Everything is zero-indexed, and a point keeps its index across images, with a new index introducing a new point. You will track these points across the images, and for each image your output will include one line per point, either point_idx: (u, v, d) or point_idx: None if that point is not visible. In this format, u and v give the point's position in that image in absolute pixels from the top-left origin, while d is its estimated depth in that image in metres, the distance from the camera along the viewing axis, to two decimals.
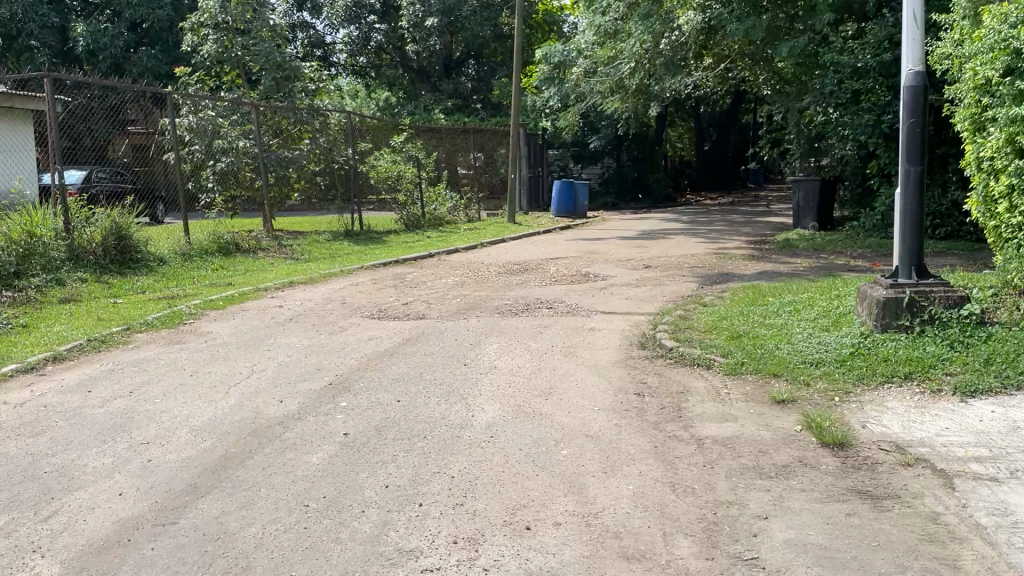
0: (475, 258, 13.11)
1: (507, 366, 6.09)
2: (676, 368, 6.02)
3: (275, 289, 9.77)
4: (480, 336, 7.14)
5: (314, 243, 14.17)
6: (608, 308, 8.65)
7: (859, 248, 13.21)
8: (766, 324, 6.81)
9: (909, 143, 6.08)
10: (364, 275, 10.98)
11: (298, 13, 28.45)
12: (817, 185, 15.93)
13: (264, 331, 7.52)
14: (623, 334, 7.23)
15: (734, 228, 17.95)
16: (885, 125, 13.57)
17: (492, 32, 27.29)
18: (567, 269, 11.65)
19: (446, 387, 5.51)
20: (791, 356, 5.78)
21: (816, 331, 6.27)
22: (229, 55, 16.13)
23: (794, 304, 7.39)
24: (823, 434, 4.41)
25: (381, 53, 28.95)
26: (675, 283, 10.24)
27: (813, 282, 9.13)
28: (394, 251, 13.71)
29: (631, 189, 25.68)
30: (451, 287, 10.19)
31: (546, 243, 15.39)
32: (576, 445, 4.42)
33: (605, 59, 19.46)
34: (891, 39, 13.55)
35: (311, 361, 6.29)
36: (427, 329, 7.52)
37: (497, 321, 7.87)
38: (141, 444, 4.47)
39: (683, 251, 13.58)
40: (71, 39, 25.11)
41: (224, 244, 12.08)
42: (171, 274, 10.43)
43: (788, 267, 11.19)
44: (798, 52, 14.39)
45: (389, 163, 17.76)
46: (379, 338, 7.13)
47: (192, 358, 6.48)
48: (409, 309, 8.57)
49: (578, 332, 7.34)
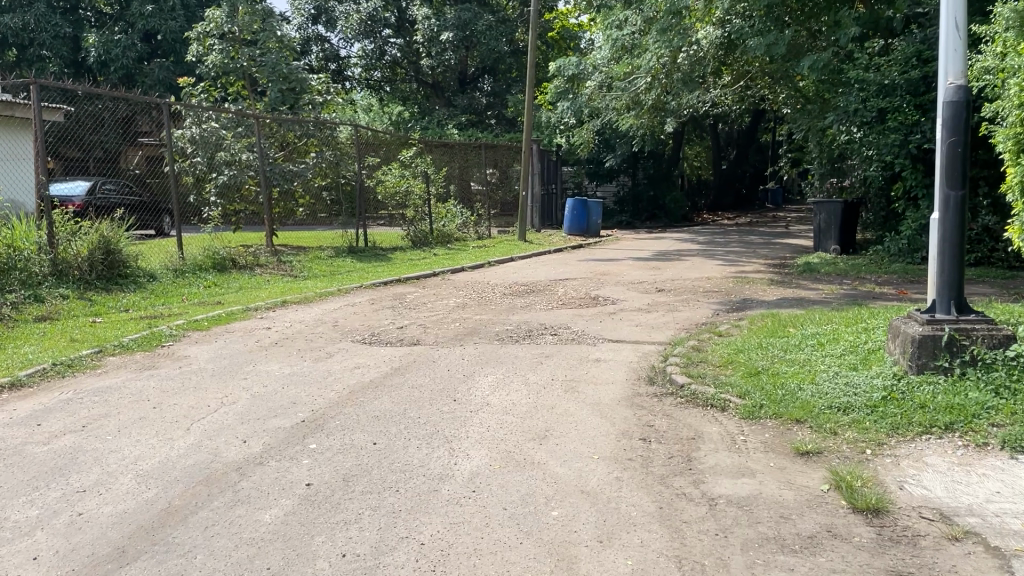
0: (481, 278, 12.60)
1: (500, 402, 5.55)
2: (687, 409, 5.44)
3: (266, 308, 9.27)
4: (475, 367, 6.59)
5: (315, 260, 13.69)
6: (616, 336, 8.09)
7: (884, 274, 12.58)
8: (786, 359, 6.23)
9: (949, 164, 5.51)
10: (362, 295, 10.48)
11: (313, 26, 28.04)
12: (840, 208, 15.29)
13: (245, 357, 7.01)
14: (630, 366, 6.67)
15: (753, 251, 17.34)
16: (913, 145, 12.96)
17: (508, 47, 26.91)
18: (576, 292, 11.10)
19: (430, 428, 4.97)
20: (816, 399, 5.19)
21: (842, 371, 5.68)
22: (233, 65, 15.65)
23: (817, 338, 6.79)
24: (855, 497, 3.83)
25: (395, 68, 28.81)
26: (690, 309, 9.67)
27: (837, 313, 8.53)
28: (397, 269, 13.20)
29: (647, 209, 25.13)
30: (452, 308, 9.66)
31: (556, 263, 14.84)
32: (569, 504, 3.85)
33: (622, 75, 18.98)
34: (919, 56, 13.13)
35: (288, 392, 5.78)
36: (419, 357, 6.99)
37: (496, 349, 7.32)
38: (75, 492, 3.95)
39: (698, 273, 13.01)
40: (82, 50, 24.92)
41: (219, 261, 11.62)
42: (160, 291, 9.96)
43: (810, 293, 10.60)
44: (821, 67, 13.70)
45: (398, 178, 17.24)
46: (365, 367, 6.60)
47: (159, 388, 5.97)
48: (404, 333, 8.05)
49: (581, 364, 6.78)
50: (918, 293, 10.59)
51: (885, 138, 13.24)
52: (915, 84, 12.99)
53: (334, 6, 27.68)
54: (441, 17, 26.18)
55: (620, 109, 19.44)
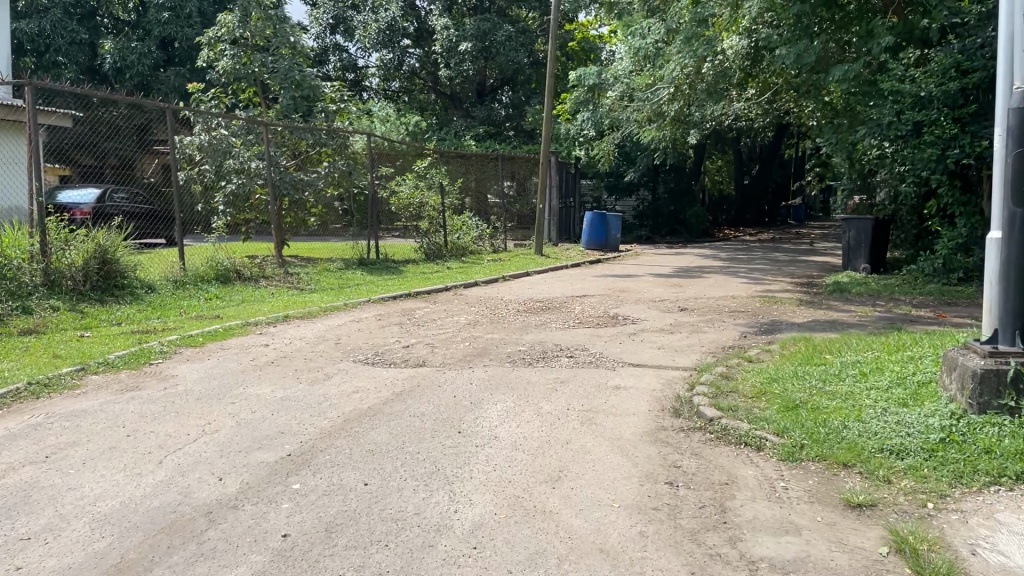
0: (495, 293, 12.08)
1: (510, 435, 5.00)
2: (717, 447, 4.88)
3: (267, 324, 8.78)
4: (484, 393, 6.05)
5: (324, 272, 13.25)
6: (637, 359, 7.53)
7: (919, 295, 11.96)
8: (826, 392, 5.64)
9: (1016, 178, 4.91)
10: (369, 310, 9.99)
11: (331, 36, 27.78)
12: (870, 225, 14.65)
13: (237, 377, 6.51)
14: (653, 395, 6.11)
15: (778, 268, 16.71)
16: (950, 160, 12.32)
17: (528, 58, 26.41)
18: (594, 310, 10.55)
19: (430, 466, 4.43)
20: (865, 441, 4.62)
21: (891, 407, 5.09)
22: (244, 71, 15.20)
23: (860, 368, 6.19)
24: (922, 566, 3.27)
25: (414, 79, 28.55)
26: (715, 330, 9.10)
27: (875, 338, 7.94)
28: (408, 283, 12.74)
29: (667, 224, 24.57)
30: (463, 326, 9.15)
31: (574, 279, 14.29)
32: (584, 566, 3.31)
33: (643, 86, 18.49)
34: (959, 67, 12.36)
35: (277, 420, 5.27)
36: (423, 380, 6.45)
37: (507, 372, 6.77)
38: (18, 540, 3.48)
39: (722, 292, 12.43)
40: (98, 57, 24.70)
41: (223, 271, 11.17)
42: (157, 303, 9.51)
43: (842, 315, 10.00)
44: (852, 76, 13.15)
45: (412, 189, 16.87)
46: (364, 391, 6.08)
47: (138, 412, 5.46)
48: (409, 353, 7.53)
49: (600, 391, 6.22)
50: (958, 317, 9.98)
51: (921, 153, 12.63)
52: (954, 97, 12.34)
53: (352, 15, 27.38)
54: (460, 27, 25.81)
55: (641, 122, 18.94)
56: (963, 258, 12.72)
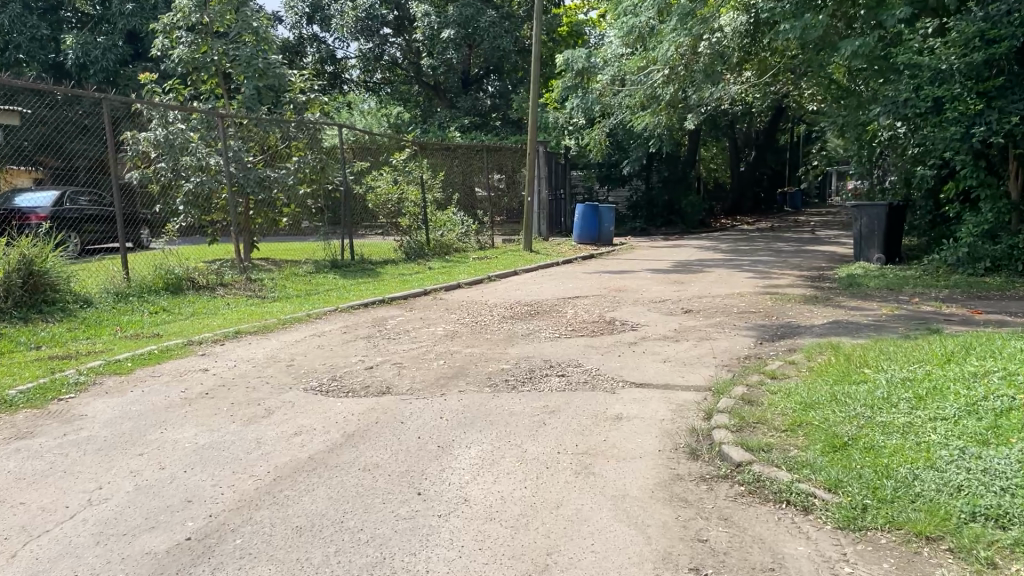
0: (479, 297, 10.93)
1: (483, 497, 3.90)
2: (752, 508, 3.79)
3: (213, 342, 7.64)
4: (455, 431, 4.93)
5: (290, 276, 12.09)
6: (640, 377, 6.40)
7: (945, 287, 10.89)
8: (880, 424, 4.55)
9: None
10: (334, 321, 8.85)
11: (307, 26, 26.43)
12: (884, 212, 13.54)
13: (157, 416, 5.36)
14: (663, 430, 4.99)
15: (785, 259, 15.61)
16: (975, 139, 11.20)
17: (514, 44, 25.02)
18: (588, 314, 9.41)
19: (375, 553, 3.32)
20: (953, 500, 3.52)
21: (970, 447, 4.00)
22: (203, 61, 13.84)
23: (912, 390, 5.08)
24: None
25: (395, 69, 27.31)
26: (725, 337, 7.97)
27: (914, 345, 6.84)
28: (384, 286, 11.62)
29: (662, 214, 23.54)
30: (440, 338, 8.02)
31: (566, 278, 13.15)
32: None
33: (635, 69, 17.33)
34: (983, 36, 11.14)
35: (189, 481, 4.17)
36: (385, 414, 5.32)
37: (485, 401, 5.64)
38: None
39: (727, 289, 11.33)
40: (61, 54, 23.41)
41: (173, 281, 10.01)
42: (92, 320, 8.34)
43: (866, 315, 8.89)
44: (864, 52, 12.17)
45: (390, 184, 15.58)
46: (308, 431, 4.96)
47: (15, 472, 4.32)
48: (372, 376, 6.39)
49: (599, 424, 5.11)
50: (995, 314, 8.89)
51: (942, 132, 11.52)
52: (979, 69, 11.20)
53: (329, 3, 26.04)
54: (441, 14, 24.51)
55: (634, 108, 17.80)
56: (990, 246, 11.63)
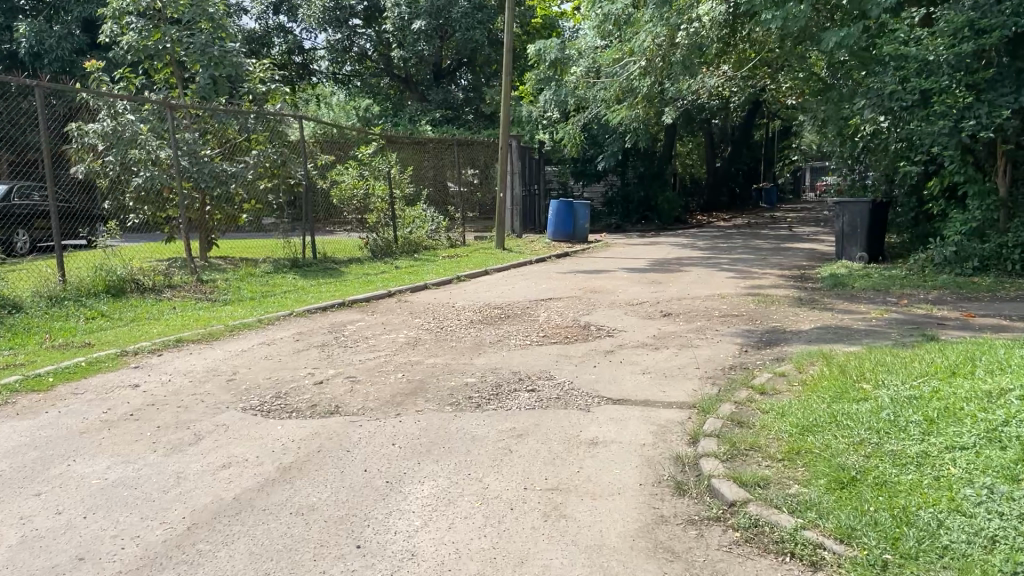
0: (446, 300, 10.29)
1: (434, 551, 3.30)
2: (751, 564, 3.23)
3: (148, 353, 6.95)
4: (407, 461, 4.31)
5: (246, 276, 11.35)
6: (617, 392, 5.83)
7: (933, 288, 10.45)
8: (890, 453, 3.99)
9: None
10: (287, 328, 8.19)
11: (274, 16, 25.60)
12: (867, 209, 13.09)
13: (68, 444, 4.69)
14: (644, 457, 4.41)
15: (765, 258, 15.13)
16: (964, 133, 10.70)
17: (487, 36, 24.35)
18: (561, 319, 8.83)
19: None
20: (991, 556, 2.97)
21: (1000, 484, 3.46)
22: (155, 48, 12.99)
23: (921, 411, 4.54)
24: None
25: (365, 61, 26.55)
26: (708, 344, 7.43)
27: (912, 355, 6.33)
28: (346, 288, 10.94)
29: (637, 211, 23.04)
30: (400, 347, 7.40)
31: (539, 278, 12.55)
32: None
33: (610, 61, 16.73)
34: (972, 26, 10.65)
35: (86, 531, 3.51)
36: (329, 440, 4.69)
37: (444, 422, 5.03)
38: None
39: (708, 290, 10.78)
40: (13, 42, 22.31)
41: (116, 283, 9.29)
42: (19, 327, 7.61)
43: (857, 320, 8.38)
44: (849, 43, 11.64)
45: (356, 179, 14.81)
46: (239, 463, 4.32)
47: None
48: (321, 392, 5.75)
49: (571, 451, 4.52)
50: (990, 318, 8.42)
51: (930, 126, 10.99)
52: (967, 60, 10.73)
53: None
54: (412, 3, 23.76)
55: (610, 102, 17.29)
56: (977, 244, 11.23)
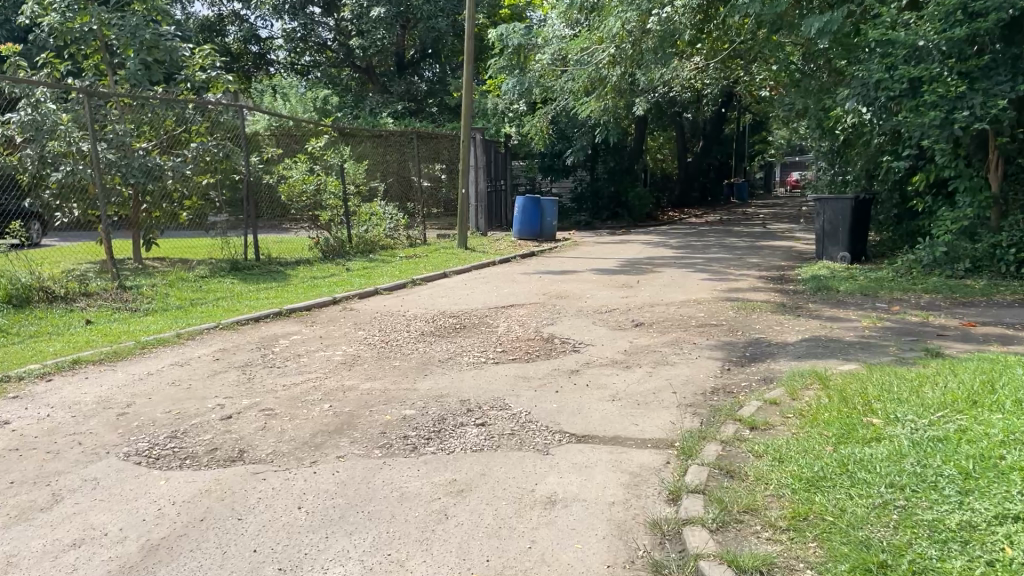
0: (397, 307, 9.32)
1: None
2: None
3: (34, 378, 5.92)
4: (311, 535, 3.37)
5: (178, 281, 10.27)
6: (583, 425, 4.92)
7: (923, 292, 9.71)
8: (925, 525, 3.12)
9: None
10: (209, 344, 7.18)
11: (227, 3, 24.50)
12: (849, 206, 12.34)
13: None
14: (614, 524, 3.53)
15: (741, 257, 14.33)
16: (957, 124, 9.91)
17: (450, 25, 23.34)
18: (521, 330, 7.90)
19: None
20: None
21: None
22: (81, 31, 11.82)
23: (951, 459, 3.68)
24: None
25: (324, 51, 25.45)
26: (685, 362, 6.55)
27: (918, 376, 5.48)
28: (287, 294, 9.91)
29: (607, 207, 22.21)
30: (335, 368, 6.42)
31: (502, 281, 11.63)
32: None
33: (578, 49, 15.81)
34: (965, 9, 9.82)
35: None
36: (221, 502, 3.73)
37: (369, 474, 4.08)
38: None
39: (683, 295, 9.92)
40: None
41: (19, 291, 8.23)
42: None
43: (848, 330, 7.57)
44: (832, 28, 10.76)
45: (305, 174, 13.73)
46: (94, 540, 3.36)
47: None
48: (228, 431, 4.76)
49: (522, 516, 3.60)
50: (991, 327, 7.65)
51: (920, 117, 10.19)
52: (959, 45, 9.93)
53: None
54: None
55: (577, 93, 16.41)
56: (968, 245, 10.49)
